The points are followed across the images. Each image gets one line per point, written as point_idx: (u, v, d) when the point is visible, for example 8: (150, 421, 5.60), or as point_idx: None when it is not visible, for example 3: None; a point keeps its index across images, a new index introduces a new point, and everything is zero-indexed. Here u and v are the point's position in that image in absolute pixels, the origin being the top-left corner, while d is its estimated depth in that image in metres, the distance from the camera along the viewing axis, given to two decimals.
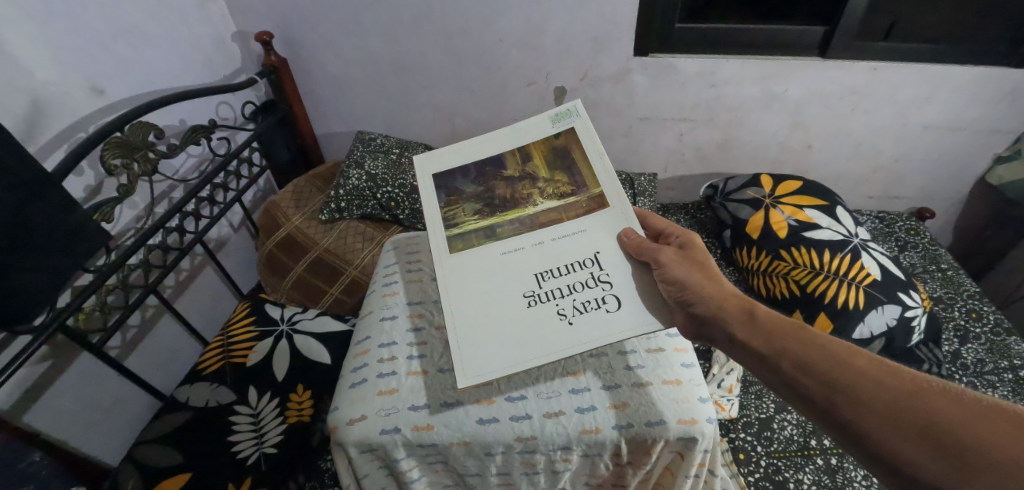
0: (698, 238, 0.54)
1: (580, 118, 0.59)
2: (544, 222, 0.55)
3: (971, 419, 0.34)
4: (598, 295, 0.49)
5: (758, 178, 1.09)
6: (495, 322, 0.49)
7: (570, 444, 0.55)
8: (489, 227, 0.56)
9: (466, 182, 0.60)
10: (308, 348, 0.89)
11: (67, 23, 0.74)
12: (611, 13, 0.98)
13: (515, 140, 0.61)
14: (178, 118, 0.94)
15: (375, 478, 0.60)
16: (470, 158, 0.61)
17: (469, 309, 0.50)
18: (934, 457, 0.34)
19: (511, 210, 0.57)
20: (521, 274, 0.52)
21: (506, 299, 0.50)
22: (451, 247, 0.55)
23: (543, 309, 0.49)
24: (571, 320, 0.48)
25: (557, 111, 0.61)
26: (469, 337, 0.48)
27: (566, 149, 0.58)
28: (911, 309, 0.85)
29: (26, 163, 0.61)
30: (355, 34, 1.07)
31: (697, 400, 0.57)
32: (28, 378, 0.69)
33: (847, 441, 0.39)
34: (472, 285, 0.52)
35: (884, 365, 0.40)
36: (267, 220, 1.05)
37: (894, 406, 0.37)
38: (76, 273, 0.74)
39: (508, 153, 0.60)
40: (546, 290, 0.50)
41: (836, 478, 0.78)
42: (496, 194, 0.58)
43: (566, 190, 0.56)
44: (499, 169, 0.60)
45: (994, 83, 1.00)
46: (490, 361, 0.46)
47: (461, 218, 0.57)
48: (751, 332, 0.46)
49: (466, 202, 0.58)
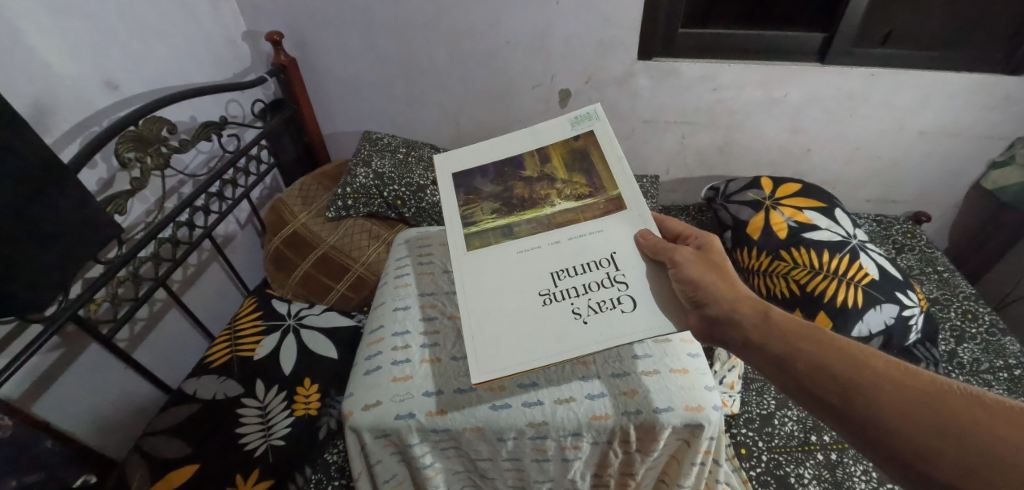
0: (715, 240, 0.56)
1: (599, 122, 0.61)
2: (561, 222, 0.56)
3: (994, 422, 0.35)
4: (615, 295, 0.50)
5: (758, 180, 1.11)
6: (510, 319, 0.50)
7: (580, 429, 0.56)
8: (507, 226, 0.58)
9: (484, 182, 0.62)
10: (315, 342, 0.91)
11: (84, 19, 0.75)
12: (616, 16, 1.01)
13: (535, 142, 0.62)
14: (189, 115, 0.95)
15: (387, 464, 0.61)
16: (489, 158, 0.63)
17: (484, 305, 0.52)
18: (959, 458, 0.35)
19: (528, 210, 0.59)
20: (537, 273, 0.53)
21: (521, 298, 0.51)
22: (467, 245, 0.57)
23: (558, 307, 0.50)
24: (586, 319, 0.49)
25: (576, 115, 0.62)
26: (485, 333, 0.49)
27: (585, 151, 0.60)
28: (909, 308, 0.87)
29: (46, 155, 0.63)
30: (364, 35, 1.09)
31: (704, 389, 0.58)
32: (39, 367, 0.70)
33: (867, 445, 0.39)
34: (489, 281, 0.53)
35: (904, 368, 0.41)
36: (275, 218, 1.07)
37: (914, 409, 0.38)
38: (87, 265, 0.75)
39: (527, 155, 0.62)
40: (562, 289, 0.52)
41: (836, 473, 0.80)
42: (514, 194, 0.60)
43: (584, 191, 0.58)
44: (517, 170, 0.62)
45: (988, 90, 1.03)
46: (504, 358, 0.47)
47: (478, 216, 0.59)
48: (767, 334, 0.47)
49: (484, 201, 0.60)
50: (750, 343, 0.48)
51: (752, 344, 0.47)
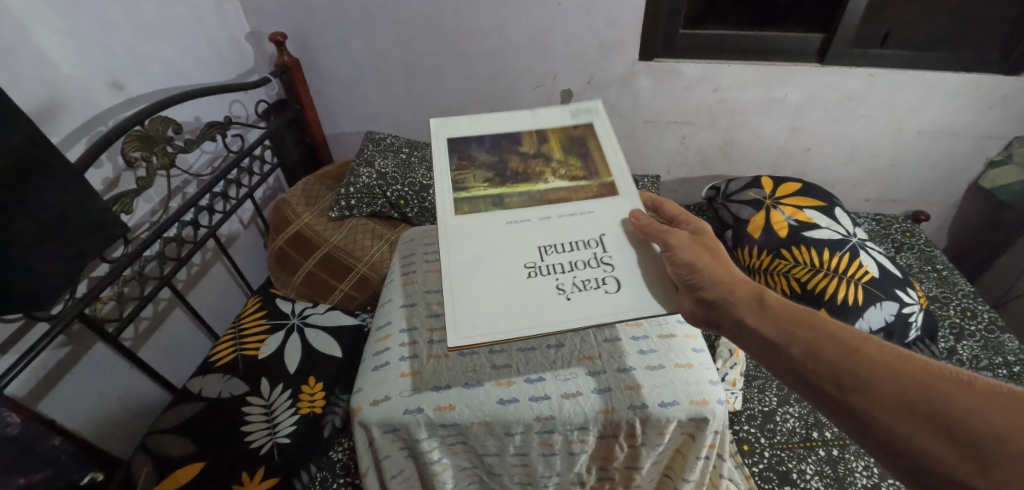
0: (708, 226, 0.57)
1: (598, 118, 0.63)
2: (553, 197, 0.56)
3: (986, 407, 0.35)
4: (600, 275, 0.50)
5: (759, 179, 1.12)
6: (495, 290, 0.49)
7: (586, 423, 0.57)
8: (498, 197, 0.57)
9: (480, 152, 0.61)
10: (320, 341, 0.91)
11: (90, 20, 0.76)
12: (617, 17, 1.02)
13: (535, 123, 0.63)
14: (194, 115, 0.95)
15: (395, 460, 0.62)
16: (488, 130, 0.62)
17: (470, 273, 0.50)
18: (948, 445, 0.35)
19: (522, 184, 0.58)
20: (525, 246, 0.53)
21: (509, 268, 0.51)
22: (457, 209, 0.55)
23: (543, 282, 0.50)
24: (569, 295, 0.49)
25: (578, 107, 0.65)
26: (468, 300, 0.48)
27: (583, 139, 0.61)
28: (909, 306, 0.88)
29: (52, 154, 0.63)
30: (367, 36, 1.10)
31: (708, 383, 0.59)
32: (45, 365, 0.70)
33: (856, 429, 0.39)
34: (476, 251, 0.52)
35: (898, 353, 0.40)
36: (278, 217, 1.08)
37: (905, 393, 0.38)
38: (94, 264, 0.76)
39: (526, 133, 0.62)
40: (548, 265, 0.51)
41: (838, 469, 0.80)
42: (508, 167, 0.59)
43: (579, 174, 0.58)
44: (515, 145, 0.61)
45: (985, 89, 1.04)
46: (486, 325, 0.47)
47: (470, 183, 0.57)
48: (761, 318, 0.47)
49: (478, 169, 0.59)
50: (746, 328, 0.48)
51: (747, 329, 0.48)
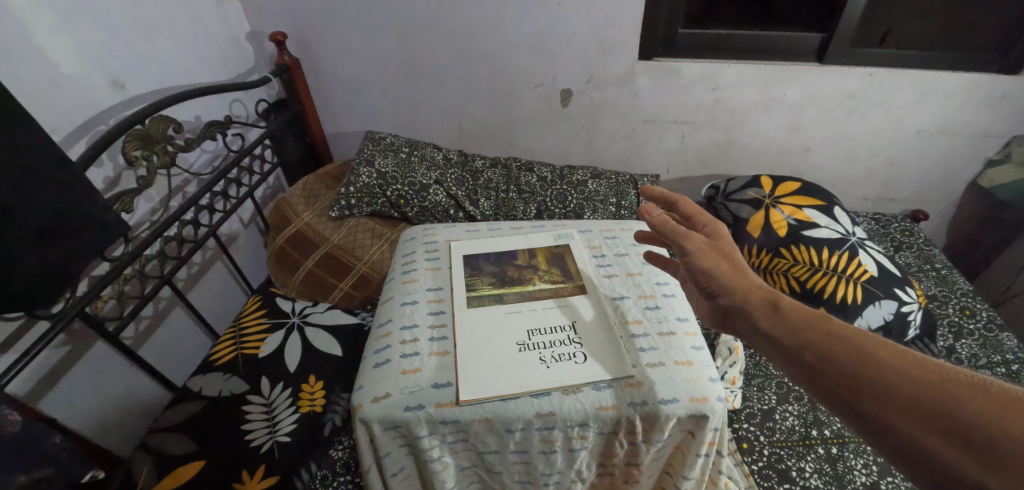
0: (725, 231, 0.57)
1: (573, 241, 0.79)
2: (540, 296, 0.68)
3: (1002, 413, 0.34)
4: (571, 350, 0.61)
5: (758, 179, 1.12)
6: (491, 358, 0.60)
7: (587, 420, 0.57)
8: (498, 295, 0.68)
9: (486, 264, 0.74)
10: (319, 340, 0.91)
11: (91, 19, 0.76)
12: (617, 16, 1.02)
13: (526, 243, 0.78)
14: (194, 114, 0.96)
15: (395, 458, 0.62)
16: (492, 248, 0.78)
17: (473, 345, 0.61)
18: (962, 452, 0.34)
19: (516, 285, 0.70)
20: (515, 328, 0.63)
21: (502, 343, 0.61)
22: (468, 303, 0.67)
23: (529, 355, 0.60)
24: (549, 365, 0.59)
25: (559, 232, 0.81)
26: (473, 365, 0.59)
27: (562, 255, 0.75)
28: (907, 305, 0.89)
29: (52, 153, 0.63)
30: (368, 35, 1.10)
31: (708, 380, 0.59)
32: (45, 364, 0.71)
33: (870, 435, 0.38)
34: (478, 329, 0.63)
35: (914, 358, 0.39)
36: (279, 216, 1.08)
37: (920, 399, 0.37)
38: (94, 263, 0.76)
39: (520, 250, 0.77)
40: (535, 342, 0.62)
41: (837, 466, 0.81)
42: (507, 274, 0.72)
43: (558, 279, 0.71)
44: (511, 259, 0.75)
45: (984, 88, 1.04)
46: (488, 382, 0.57)
47: (478, 286, 0.70)
48: (773, 323, 0.47)
49: (484, 276, 0.72)
50: (759, 332, 0.47)
51: (760, 333, 0.47)
